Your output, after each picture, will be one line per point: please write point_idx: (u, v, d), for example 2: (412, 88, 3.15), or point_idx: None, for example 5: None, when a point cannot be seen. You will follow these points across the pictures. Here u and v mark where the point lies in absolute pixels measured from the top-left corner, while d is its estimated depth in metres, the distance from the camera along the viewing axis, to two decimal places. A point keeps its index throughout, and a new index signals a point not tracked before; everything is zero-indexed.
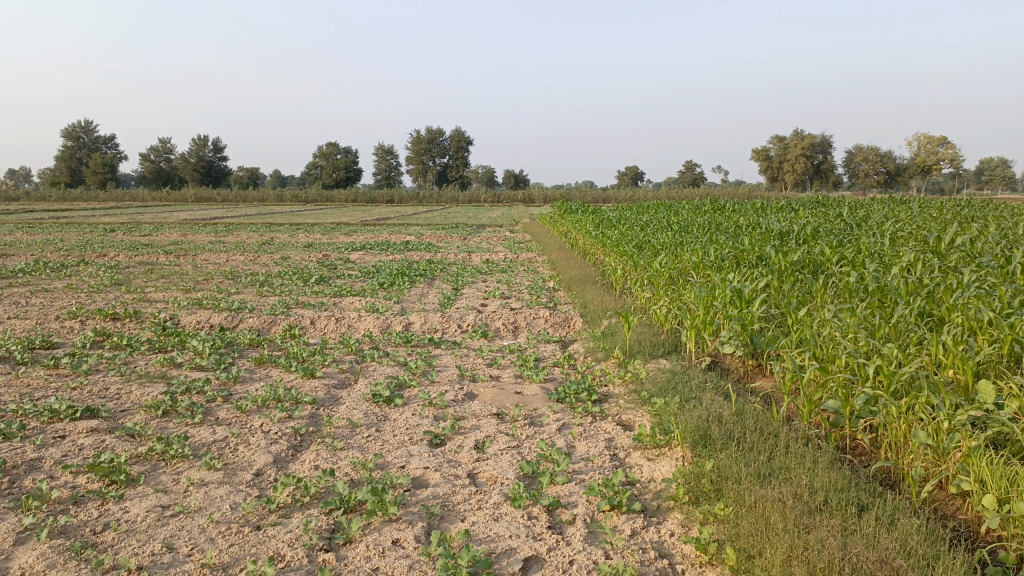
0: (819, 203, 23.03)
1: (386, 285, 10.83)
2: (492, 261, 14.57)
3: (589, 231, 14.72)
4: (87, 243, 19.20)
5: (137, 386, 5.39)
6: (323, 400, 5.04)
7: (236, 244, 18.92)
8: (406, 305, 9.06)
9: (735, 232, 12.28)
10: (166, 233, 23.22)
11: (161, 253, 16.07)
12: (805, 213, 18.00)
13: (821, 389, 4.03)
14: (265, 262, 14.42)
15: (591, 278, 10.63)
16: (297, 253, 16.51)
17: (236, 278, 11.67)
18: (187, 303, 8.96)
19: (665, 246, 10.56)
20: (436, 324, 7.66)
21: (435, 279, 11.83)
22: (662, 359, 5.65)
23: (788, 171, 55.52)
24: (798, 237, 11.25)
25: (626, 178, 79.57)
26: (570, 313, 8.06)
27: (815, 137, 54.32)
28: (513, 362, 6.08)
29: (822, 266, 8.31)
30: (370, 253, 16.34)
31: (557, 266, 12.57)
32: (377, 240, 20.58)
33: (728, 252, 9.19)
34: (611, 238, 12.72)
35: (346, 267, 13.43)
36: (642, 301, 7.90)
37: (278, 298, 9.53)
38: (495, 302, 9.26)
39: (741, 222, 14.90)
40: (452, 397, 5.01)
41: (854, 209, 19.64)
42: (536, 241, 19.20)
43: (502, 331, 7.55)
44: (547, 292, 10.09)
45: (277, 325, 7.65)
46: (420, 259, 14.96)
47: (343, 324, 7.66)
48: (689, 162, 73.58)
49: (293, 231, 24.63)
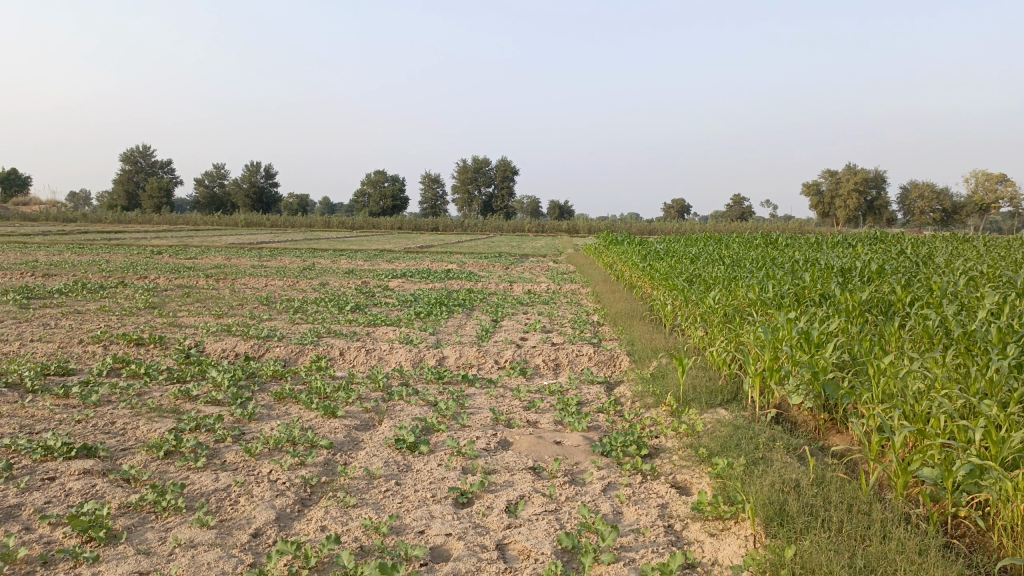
0: (877, 239, 22.04)
1: (423, 315, 10.40)
2: (534, 291, 14.07)
3: (636, 263, 14.15)
4: (131, 265, 19.24)
5: (145, 421, 4.98)
6: (341, 443, 4.56)
7: (277, 268, 18.78)
8: (442, 337, 8.59)
9: (793, 268, 11.59)
10: (210, 256, 23.29)
11: (202, 276, 15.95)
12: (864, 249, 17.14)
13: (916, 456, 3.40)
14: (304, 287, 14.15)
15: (638, 313, 10.06)
16: (336, 279, 16.24)
17: (270, 304, 11.38)
18: (216, 329, 8.62)
19: (719, 281, 9.95)
20: (472, 360, 7.16)
21: (473, 310, 11.36)
22: (719, 409, 5.05)
23: (840, 206, 54.16)
24: (861, 275, 10.52)
25: (673, 210, 78.63)
26: (616, 351, 7.49)
27: (869, 171, 52.94)
28: (553, 406, 5.54)
29: (895, 308, 7.63)
30: (410, 281, 15.99)
31: (601, 299, 12.02)
32: (418, 268, 20.26)
33: (789, 288, 8.54)
34: (659, 271, 12.15)
35: (384, 295, 13.05)
36: (695, 340, 7.30)
37: (310, 326, 9.15)
38: (535, 337, 8.73)
39: (796, 258, 14.15)
40: (483, 446, 4.49)
41: (915, 247, 18.71)
42: (580, 272, 18.65)
43: (542, 369, 7.02)
44: (590, 326, 9.53)
45: (305, 356, 7.24)
46: (460, 288, 14.53)
47: (373, 356, 7.21)
48: (737, 196, 72.38)
49: (334, 257, 24.50)
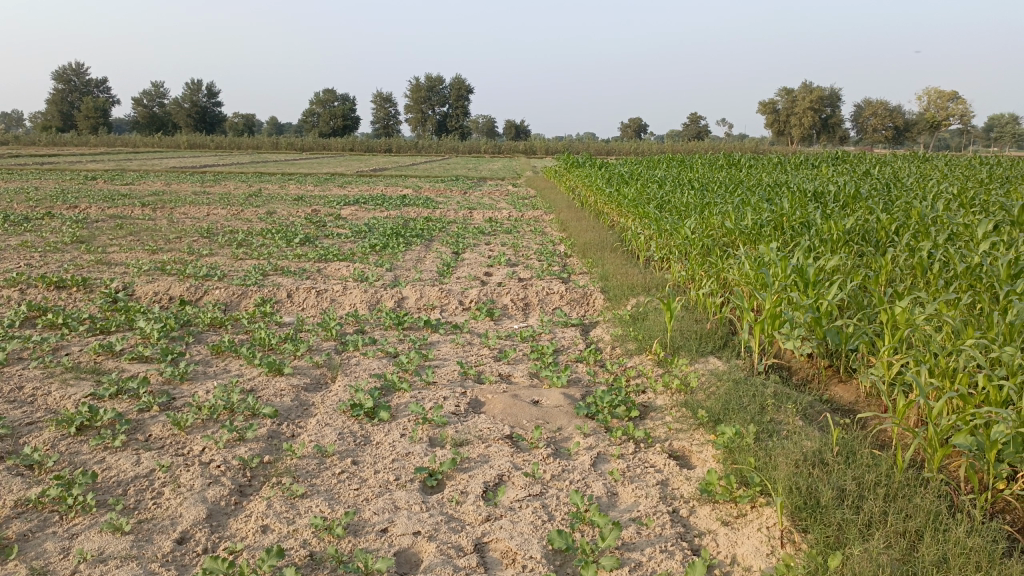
0: (840, 159, 21.73)
1: (379, 247, 9.70)
2: (495, 219, 13.41)
3: (601, 187, 13.53)
4: (62, 192, 17.92)
5: (58, 386, 4.31)
6: (288, 409, 3.96)
7: (221, 195, 17.72)
8: (400, 274, 7.94)
9: (767, 192, 11.12)
10: (148, 182, 21.94)
11: (139, 205, 14.88)
12: (830, 171, 16.73)
13: (956, 424, 2.95)
14: (250, 217, 13.24)
15: (607, 244, 9.53)
16: (285, 207, 15.31)
17: (213, 236, 10.54)
18: (149, 268, 7.82)
19: (693, 209, 9.44)
20: (434, 300, 6.58)
21: (433, 241, 10.69)
22: (710, 358, 4.56)
23: (795, 125, 53.87)
24: (835, 199, 10.13)
25: (629, 130, 77.57)
26: (589, 288, 6.97)
27: (826, 90, 52.53)
28: (527, 355, 5.00)
29: (880, 239, 7.24)
30: (364, 208, 15.15)
31: (567, 228, 11.43)
32: (372, 193, 19.34)
33: (768, 216, 8.07)
34: (627, 197, 11.57)
35: (336, 225, 12.25)
36: (673, 276, 6.83)
37: (255, 262, 8.41)
38: (501, 271, 8.16)
39: (765, 181, 13.69)
40: (452, 410, 3.94)
41: (878, 168, 18.42)
42: (540, 197, 17.99)
43: (510, 310, 6.48)
44: (558, 259, 8.98)
45: (248, 299, 6.55)
46: (417, 216, 13.80)
47: (325, 298, 6.57)
48: (695, 115, 71.46)
49: (283, 182, 23.29)
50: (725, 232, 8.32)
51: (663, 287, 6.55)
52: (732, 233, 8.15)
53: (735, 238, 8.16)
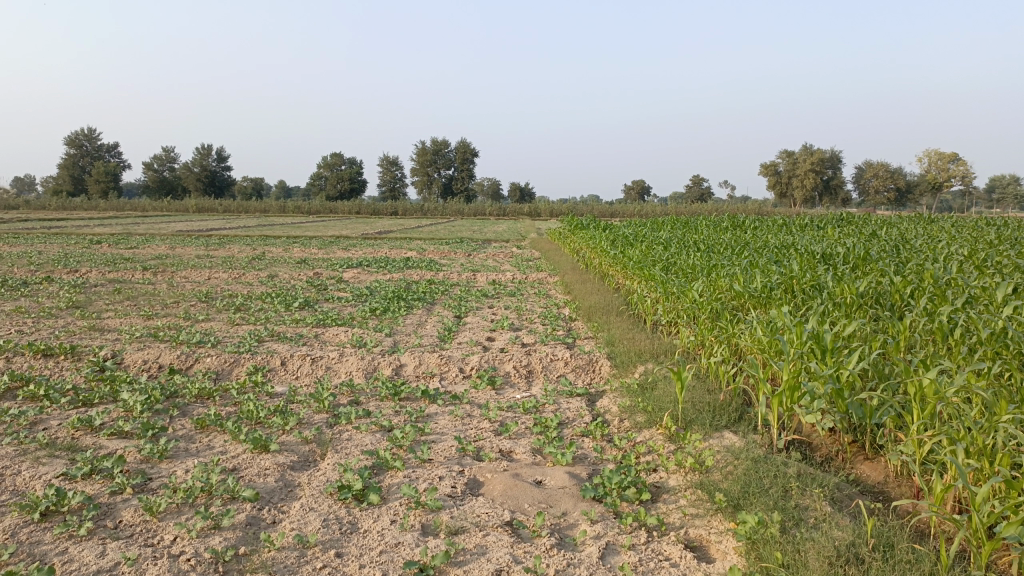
0: (844, 220, 21.66)
1: (379, 311, 9.49)
2: (498, 281, 13.23)
3: (605, 249, 13.38)
4: (65, 255, 17.83)
5: (28, 464, 4.03)
6: (272, 491, 3.68)
7: (223, 258, 17.63)
8: (399, 340, 7.70)
9: (774, 253, 10.94)
10: (153, 245, 21.93)
11: (139, 269, 14.76)
12: (836, 232, 16.64)
13: (1002, 514, 2.67)
14: (250, 280, 13.08)
15: (613, 307, 9.31)
16: (287, 270, 15.18)
17: (211, 301, 10.35)
18: (141, 334, 7.60)
19: (701, 271, 9.24)
20: (433, 368, 6.32)
21: (435, 304, 10.48)
22: (726, 433, 4.27)
23: (798, 186, 54.23)
24: (845, 261, 9.95)
25: (633, 192, 78.27)
26: (595, 354, 6.71)
27: (826, 152, 53.04)
28: (530, 429, 4.72)
29: (896, 302, 7.01)
30: (366, 271, 15.00)
31: (571, 291, 11.23)
32: (375, 256, 19.24)
33: (777, 279, 7.87)
34: (632, 259, 11.39)
35: (337, 288, 12.06)
36: (682, 342, 6.58)
37: (251, 328, 8.19)
38: (503, 336, 7.92)
39: (770, 242, 13.54)
40: (448, 492, 3.65)
41: (884, 228, 18.30)
42: (544, 259, 17.87)
43: (513, 378, 6.22)
44: (562, 323, 8.75)
45: (240, 368, 6.30)
46: (420, 278, 13.64)
47: (320, 366, 6.32)
48: (697, 176, 72.09)
49: (287, 245, 23.26)
50: (734, 295, 8.09)
51: (672, 354, 6.29)
52: (741, 296, 7.93)
53: (744, 301, 7.93)
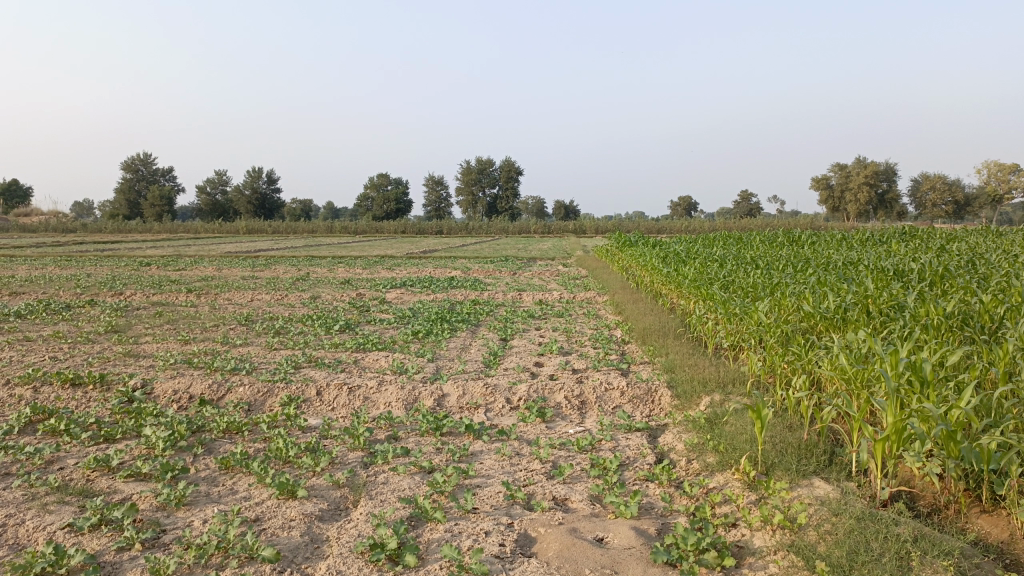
0: (906, 234, 20.65)
1: (422, 334, 9.08)
2: (546, 301, 12.77)
3: (656, 267, 12.81)
4: (113, 278, 17.92)
5: (34, 512, 3.67)
6: (297, 548, 3.24)
7: (268, 280, 17.53)
8: (442, 365, 7.26)
9: (839, 270, 10.27)
10: (199, 267, 22.01)
11: (184, 291, 14.68)
12: (899, 245, 15.81)
13: None
14: (292, 302, 12.84)
15: (668, 327, 8.76)
16: (330, 291, 14.93)
17: (250, 324, 10.07)
18: (176, 361, 7.30)
19: (764, 291, 8.65)
20: (478, 398, 5.86)
21: (479, 326, 10.04)
22: (815, 480, 3.71)
23: (850, 199, 52.72)
24: (919, 278, 9.27)
25: (679, 208, 77.28)
26: (653, 382, 6.17)
27: (880, 164, 51.44)
28: (586, 471, 4.21)
29: (989, 324, 6.36)
30: (410, 291, 14.67)
31: (622, 311, 10.70)
32: (419, 275, 18.96)
33: (852, 299, 7.29)
34: (686, 277, 10.83)
35: (379, 310, 11.72)
36: (750, 369, 6.01)
37: (288, 353, 7.84)
38: (552, 361, 7.43)
39: (832, 257, 12.83)
40: (497, 551, 3.16)
41: (951, 242, 17.34)
42: (591, 277, 17.35)
43: (564, 409, 5.72)
44: (615, 346, 8.23)
45: (274, 398, 5.92)
46: (464, 298, 13.24)
47: (357, 396, 5.90)
48: (746, 191, 70.62)
49: (332, 265, 23.19)
50: (802, 316, 7.50)
51: (741, 383, 5.73)
52: (811, 318, 7.33)
53: (814, 322, 7.33)
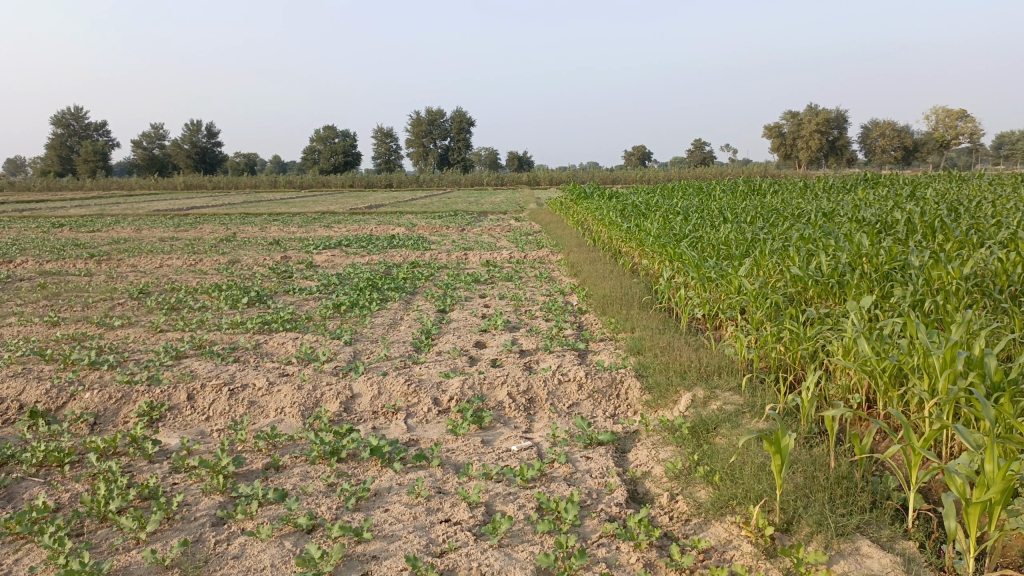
0: (870, 182, 19.75)
1: (345, 306, 7.73)
2: (494, 262, 11.51)
3: (615, 222, 11.60)
4: (12, 243, 16.02)
5: None
6: None
7: (188, 241, 15.84)
8: (361, 350, 5.94)
9: (816, 222, 9.20)
10: (118, 228, 20.13)
11: (86, 257, 12.99)
12: (867, 194, 14.86)
13: None
14: (206, 268, 11.31)
15: (630, 292, 7.60)
16: (254, 253, 13.42)
17: (146, 297, 8.58)
18: (27, 352, 5.86)
19: (740, 248, 7.50)
20: (397, 400, 4.58)
21: (415, 294, 8.74)
22: (862, 543, 2.57)
23: (802, 147, 52.16)
24: (909, 231, 8.27)
25: (633, 159, 76.35)
26: (619, 369, 4.99)
27: (832, 111, 50.80)
28: (534, 523, 2.98)
29: (1014, 285, 5.35)
30: (344, 252, 13.23)
31: (579, 273, 9.51)
32: (358, 233, 17.48)
33: (845, 259, 6.24)
34: (648, 233, 9.65)
35: (304, 276, 10.31)
36: (738, 353, 4.87)
37: (175, 338, 6.43)
38: (496, 340, 6.20)
39: (804, 208, 11.78)
40: None
41: (918, 190, 16.43)
42: (544, 234, 16.05)
43: (507, 410, 4.50)
44: (569, 318, 7.04)
45: (130, 407, 4.56)
46: (402, 260, 11.89)
47: (239, 401, 4.57)
48: (699, 141, 69.34)
49: (267, 223, 21.51)
50: (789, 281, 6.41)
51: (728, 372, 4.56)
52: (801, 281, 6.22)
53: (804, 288, 6.26)
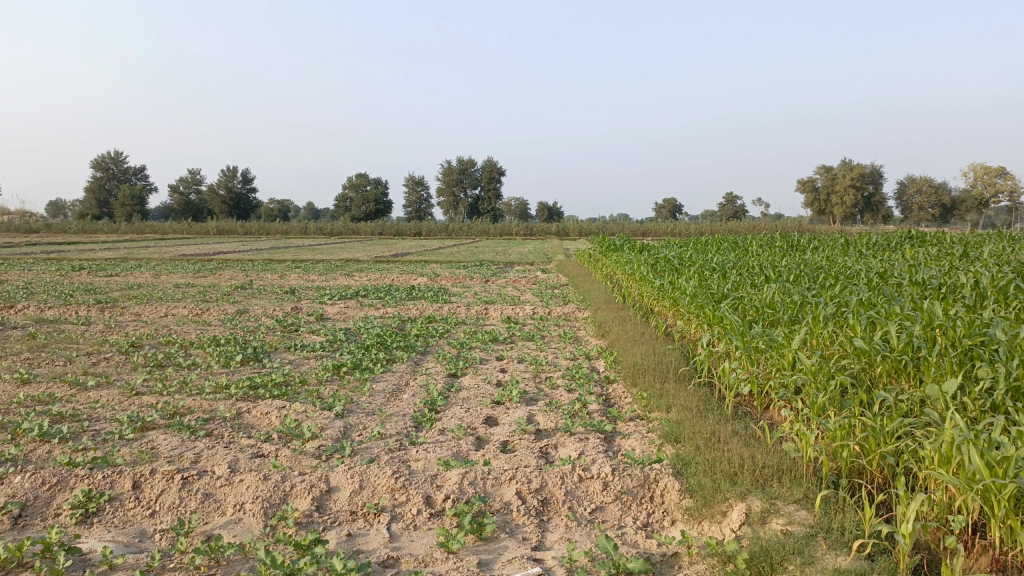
0: (916, 240, 18.73)
1: (346, 368, 6.97)
2: (515, 318, 10.73)
3: (647, 278, 10.79)
4: (25, 286, 15.61)
5: None
6: None
7: (201, 288, 15.30)
8: (353, 425, 5.14)
9: (872, 284, 8.30)
10: (136, 273, 19.73)
11: (92, 304, 12.45)
12: (916, 253, 13.88)
13: None
14: (211, 319, 10.65)
15: (663, 359, 6.75)
16: (265, 303, 12.79)
17: (134, 352, 7.90)
18: None
19: (788, 313, 6.64)
20: (382, 498, 3.78)
21: (426, 355, 7.98)
22: None
23: (837, 203, 51.07)
24: (980, 296, 7.33)
25: (665, 211, 75.72)
26: (652, 463, 4.14)
27: (868, 166, 49.80)
28: None
29: None
30: (359, 304, 12.56)
31: (607, 335, 8.68)
32: (378, 283, 16.87)
33: (918, 331, 5.34)
34: (684, 292, 8.82)
35: (311, 330, 9.61)
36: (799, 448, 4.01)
37: (148, 403, 5.69)
38: (509, 417, 5.38)
39: (853, 267, 10.87)
40: None
41: (970, 249, 15.40)
42: (570, 288, 15.31)
43: (516, 516, 3.66)
44: (596, 389, 6.19)
45: (63, 497, 3.80)
46: (419, 314, 11.17)
47: (193, 494, 3.79)
48: (730, 193, 68.31)
49: (287, 270, 21.02)
50: (852, 354, 5.52)
51: (789, 477, 3.70)
52: (866, 355, 5.35)
53: (870, 364, 5.38)
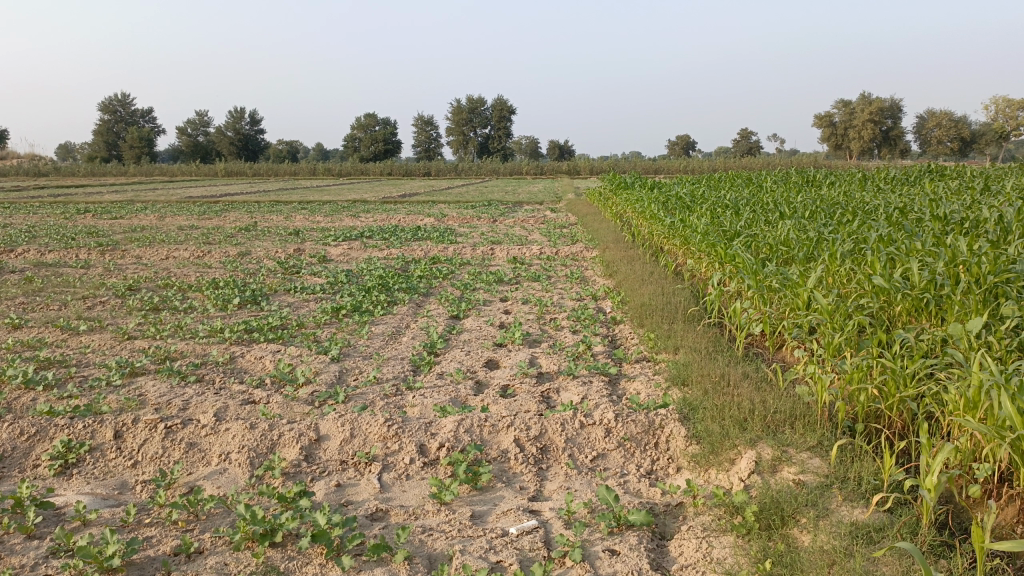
0: (936, 174, 18.16)
1: (345, 311, 6.78)
2: (522, 258, 10.48)
3: (657, 215, 10.47)
4: (29, 229, 15.46)
5: None
6: None
7: (205, 230, 15.10)
8: (348, 370, 4.97)
9: (892, 219, 7.97)
10: (142, 215, 19.53)
11: (95, 247, 12.29)
12: (937, 188, 13.40)
13: None
14: (213, 261, 10.47)
15: (672, 299, 6.52)
16: (269, 245, 12.59)
17: (131, 295, 7.74)
18: None
19: (804, 250, 6.36)
20: (373, 446, 3.60)
21: (428, 296, 7.77)
22: None
23: (854, 137, 49.91)
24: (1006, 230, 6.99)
25: (678, 148, 74.43)
26: (658, 407, 3.94)
27: (887, 99, 48.45)
28: None
29: None
30: (363, 245, 12.33)
31: (615, 274, 8.43)
32: (384, 224, 16.61)
33: (941, 267, 5.06)
34: (695, 229, 8.52)
35: (313, 271, 9.41)
36: (814, 392, 3.80)
37: (140, 348, 5.54)
38: (511, 359, 5.19)
39: (872, 203, 10.49)
40: None
41: (992, 183, 14.89)
42: (579, 227, 15.00)
43: (513, 465, 3.49)
44: (602, 331, 5.98)
45: (43, 447, 3.66)
46: (423, 255, 10.94)
47: (176, 443, 3.64)
48: (744, 128, 66.88)
49: (293, 211, 20.75)
50: (871, 292, 5.26)
51: (803, 422, 3.49)
52: (886, 293, 5.09)
53: (889, 302, 5.12)
